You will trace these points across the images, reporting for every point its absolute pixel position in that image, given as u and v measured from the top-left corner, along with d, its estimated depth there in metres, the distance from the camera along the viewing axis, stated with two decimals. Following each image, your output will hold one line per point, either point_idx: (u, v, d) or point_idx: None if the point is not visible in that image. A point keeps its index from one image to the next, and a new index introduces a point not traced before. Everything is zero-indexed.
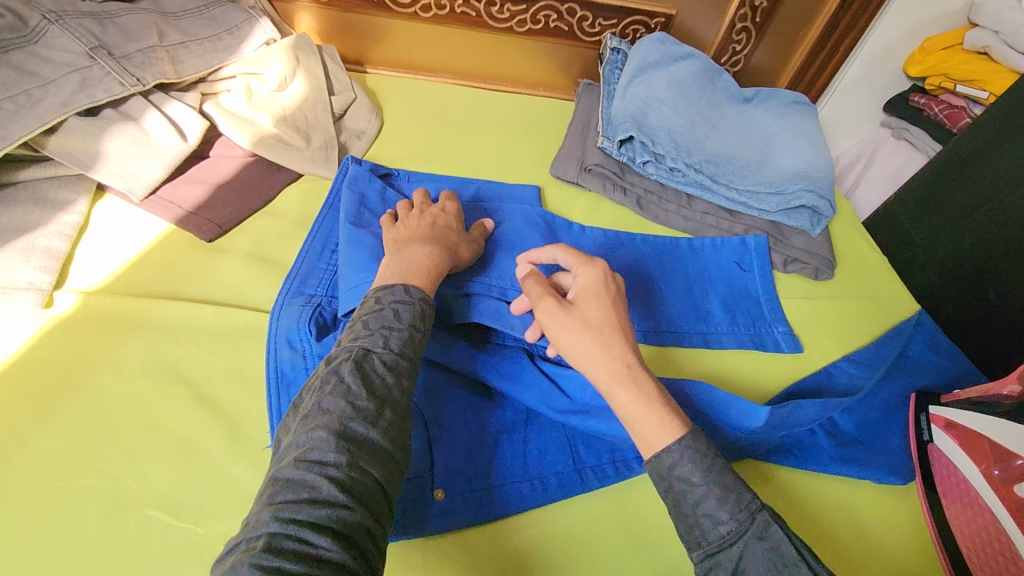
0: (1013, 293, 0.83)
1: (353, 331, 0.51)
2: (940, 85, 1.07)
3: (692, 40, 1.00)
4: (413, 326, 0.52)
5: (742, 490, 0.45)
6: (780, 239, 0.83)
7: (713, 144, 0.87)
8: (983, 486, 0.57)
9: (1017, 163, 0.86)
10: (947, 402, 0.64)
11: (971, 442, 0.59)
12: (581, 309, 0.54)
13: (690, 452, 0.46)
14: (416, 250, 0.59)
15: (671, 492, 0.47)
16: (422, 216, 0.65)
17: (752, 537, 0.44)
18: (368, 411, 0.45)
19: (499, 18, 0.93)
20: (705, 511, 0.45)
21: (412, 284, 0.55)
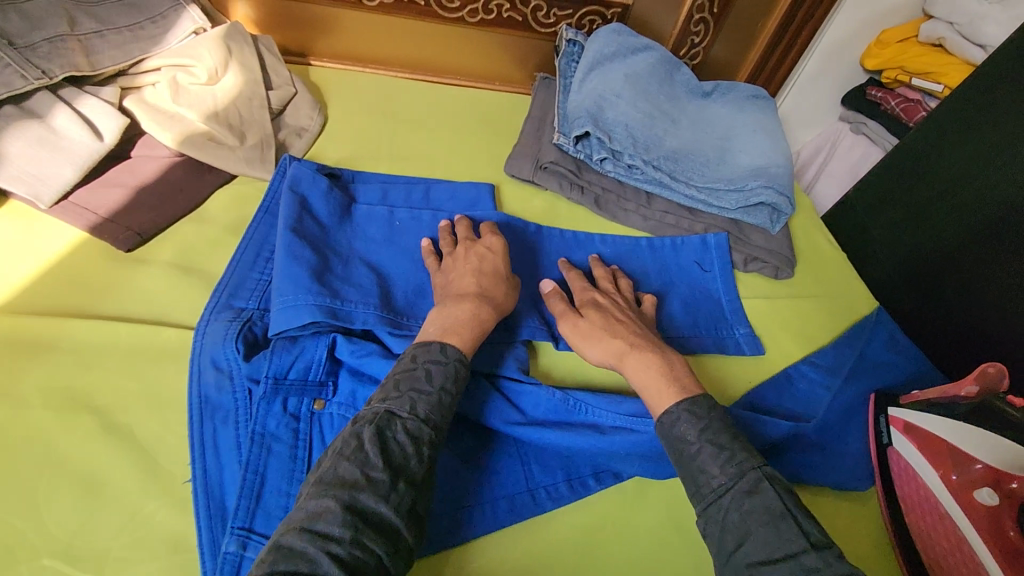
0: (970, 287, 0.84)
1: (385, 389, 0.50)
2: (896, 78, 1.07)
3: (650, 31, 0.97)
4: (444, 390, 0.51)
5: (738, 449, 0.50)
6: (740, 237, 0.81)
7: (672, 140, 0.84)
8: (942, 492, 0.56)
9: (972, 155, 0.86)
10: (907, 403, 0.63)
11: (931, 444, 0.59)
12: (593, 314, 0.63)
13: (688, 415, 0.53)
14: (462, 305, 0.57)
15: (674, 450, 0.52)
16: (467, 260, 0.63)
17: (740, 490, 0.48)
18: (382, 483, 0.45)
19: (449, 7, 0.88)
20: (701, 465, 0.50)
21: (450, 342, 0.54)
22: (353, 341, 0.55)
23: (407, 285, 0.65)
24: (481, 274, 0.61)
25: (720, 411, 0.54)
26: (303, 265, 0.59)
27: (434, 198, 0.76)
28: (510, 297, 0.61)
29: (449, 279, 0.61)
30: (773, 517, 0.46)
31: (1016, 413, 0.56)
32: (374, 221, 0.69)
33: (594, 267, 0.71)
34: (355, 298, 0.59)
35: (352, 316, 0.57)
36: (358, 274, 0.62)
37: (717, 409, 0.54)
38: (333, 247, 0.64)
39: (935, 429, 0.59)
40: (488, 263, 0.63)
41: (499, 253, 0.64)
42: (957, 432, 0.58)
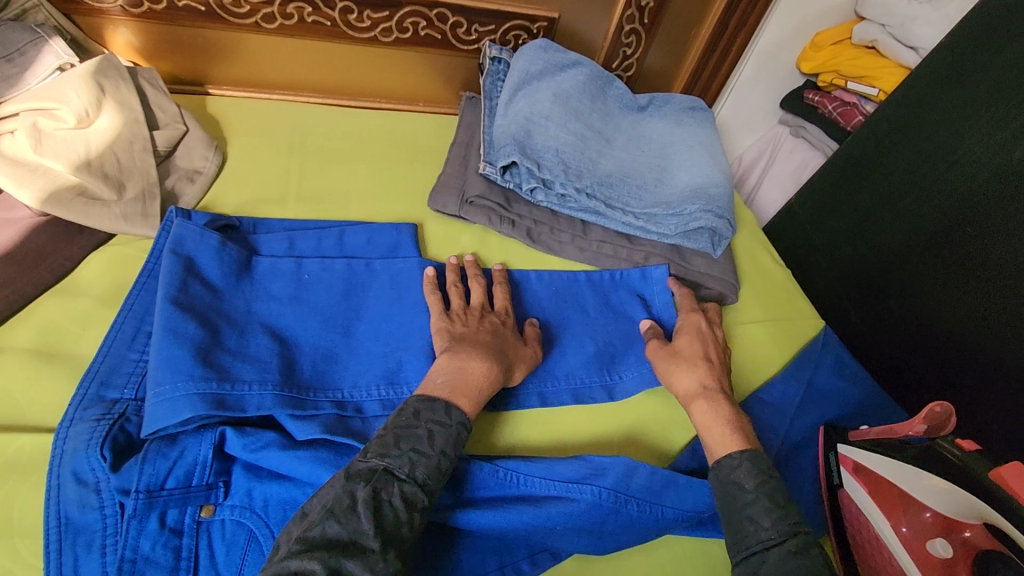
0: (913, 300, 0.82)
1: (384, 444, 0.48)
2: (832, 81, 1.05)
3: (580, 43, 0.92)
4: (444, 455, 0.48)
5: (792, 509, 0.50)
6: (680, 264, 0.78)
7: (607, 162, 0.79)
8: (898, 548, 0.53)
9: (911, 163, 0.84)
10: (854, 441, 0.60)
11: (880, 490, 0.56)
12: (687, 344, 0.64)
13: (749, 465, 0.53)
14: (476, 362, 0.55)
15: (726, 495, 0.52)
16: (482, 321, 0.61)
17: (788, 547, 0.47)
18: (371, 552, 0.42)
19: (360, 27, 0.81)
20: (750, 514, 0.50)
21: (456, 403, 0.52)
22: (245, 431, 0.48)
23: (316, 352, 0.58)
24: (502, 340, 0.60)
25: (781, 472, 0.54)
26: (186, 344, 0.51)
27: (350, 244, 0.69)
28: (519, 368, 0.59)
29: (465, 331, 0.59)
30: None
31: (959, 454, 0.53)
32: (280, 278, 0.62)
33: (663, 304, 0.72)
34: (250, 377, 0.52)
35: (244, 402, 0.50)
36: (255, 345, 0.55)
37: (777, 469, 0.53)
38: (226, 315, 0.56)
39: (883, 470, 0.57)
40: (510, 338, 0.61)
41: (513, 330, 0.62)
42: (904, 474, 0.55)
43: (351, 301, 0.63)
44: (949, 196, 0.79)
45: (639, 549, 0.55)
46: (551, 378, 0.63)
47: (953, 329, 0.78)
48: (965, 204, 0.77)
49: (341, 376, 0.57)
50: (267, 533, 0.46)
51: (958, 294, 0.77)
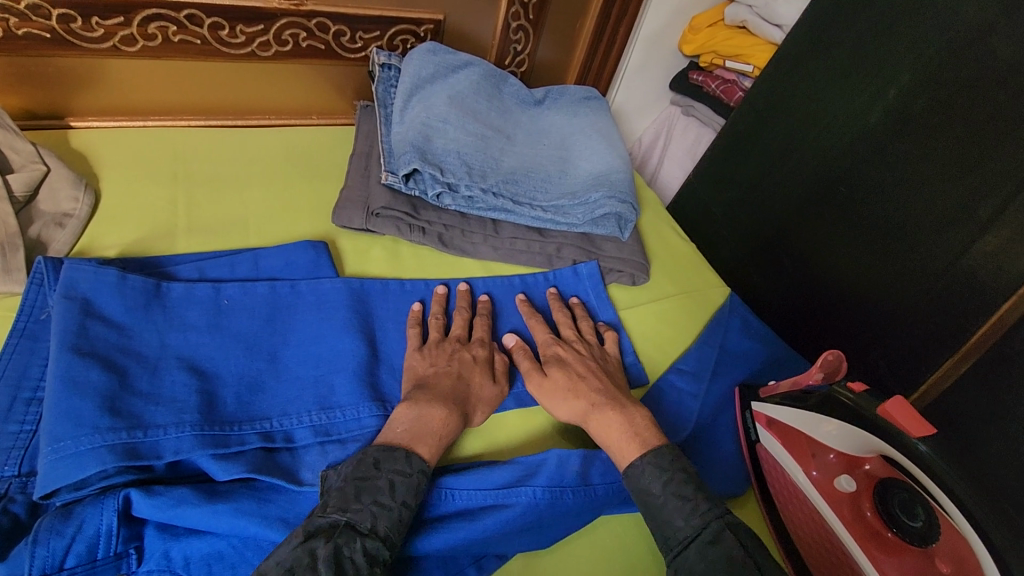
0: (804, 258, 0.90)
1: (344, 498, 0.46)
2: (712, 62, 1.11)
3: (470, 43, 0.91)
4: (406, 505, 0.47)
5: (700, 497, 0.51)
6: (592, 250, 0.80)
7: (510, 159, 0.80)
8: (809, 488, 0.58)
9: (787, 133, 0.91)
10: (766, 397, 0.65)
11: (791, 440, 0.62)
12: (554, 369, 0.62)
13: (652, 467, 0.52)
14: (436, 409, 0.54)
15: (641, 501, 0.52)
16: (453, 356, 0.61)
17: (703, 540, 0.48)
18: None
19: (234, 43, 0.76)
20: (666, 518, 0.50)
21: (416, 451, 0.50)
22: (154, 490, 0.45)
23: (239, 382, 0.54)
24: (464, 385, 0.58)
25: (684, 459, 0.54)
26: (87, 398, 0.47)
27: (264, 268, 0.65)
28: (481, 406, 0.58)
29: (431, 374, 0.58)
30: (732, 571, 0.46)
31: (852, 396, 0.57)
32: (195, 307, 0.58)
33: (557, 311, 0.72)
34: (165, 420, 0.48)
35: (158, 447, 0.47)
36: (171, 382, 0.52)
37: (679, 457, 0.54)
38: (134, 355, 0.52)
39: (792, 422, 0.62)
40: (477, 377, 0.60)
41: (486, 364, 0.62)
42: (812, 423, 0.60)
43: (270, 327, 0.60)
44: (824, 160, 0.86)
45: (581, 536, 0.56)
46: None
47: (838, 280, 0.85)
48: (837, 166, 0.84)
49: (270, 405, 0.53)
50: None
51: (839, 248, 0.84)
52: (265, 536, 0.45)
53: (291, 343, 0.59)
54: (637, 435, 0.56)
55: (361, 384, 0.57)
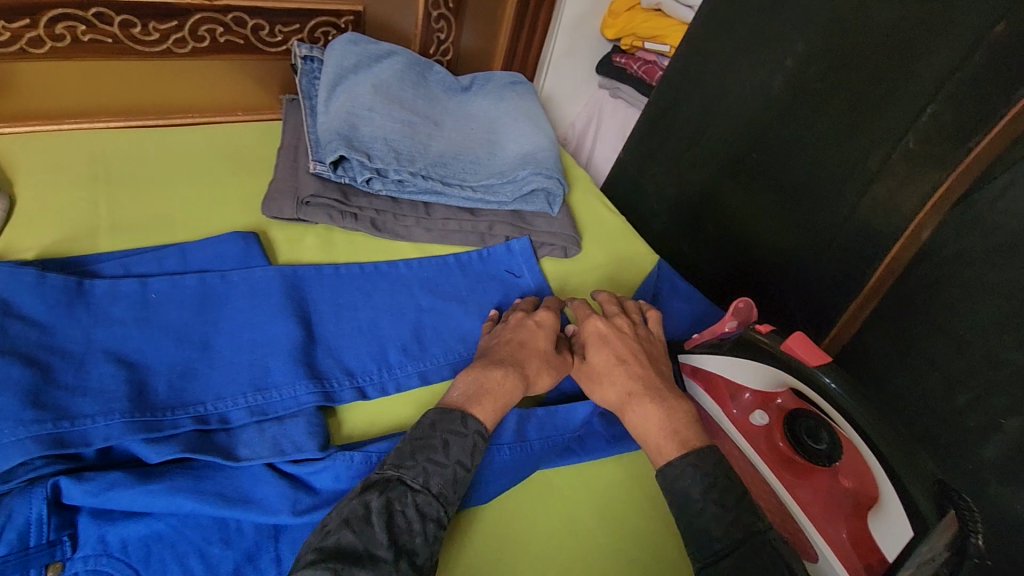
0: (725, 224, 0.95)
1: (400, 456, 0.50)
2: (632, 44, 1.16)
3: (393, 33, 0.93)
4: (460, 464, 0.50)
5: (744, 511, 0.49)
6: (523, 226, 0.83)
7: (438, 144, 0.82)
8: (732, 427, 0.63)
9: (702, 107, 0.96)
10: (691, 348, 0.69)
11: (712, 385, 0.66)
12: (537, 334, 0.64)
13: (693, 470, 0.51)
14: (494, 374, 0.57)
15: (674, 503, 0.51)
16: (513, 325, 0.65)
17: (745, 556, 0.47)
18: (384, 562, 0.44)
19: (149, 40, 0.76)
20: (703, 525, 0.49)
21: (472, 412, 0.54)
22: (85, 476, 0.45)
23: (171, 371, 0.55)
24: (526, 350, 0.61)
25: (727, 464, 0.52)
26: (9, 394, 0.47)
27: (193, 260, 0.65)
28: (542, 375, 0.61)
29: (494, 343, 0.63)
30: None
31: (762, 337, 0.61)
32: (121, 302, 0.58)
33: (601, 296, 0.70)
34: (93, 410, 0.49)
35: (87, 435, 0.47)
36: (99, 375, 0.52)
37: (723, 463, 0.52)
38: (58, 351, 0.52)
39: (714, 368, 0.65)
40: (539, 342, 0.63)
41: (550, 329, 0.65)
42: (733, 368, 0.64)
43: (201, 316, 0.60)
44: (736, 130, 0.91)
45: (519, 492, 0.58)
46: (428, 357, 0.66)
47: (756, 240, 0.91)
48: (747, 135, 0.89)
49: (203, 390, 0.54)
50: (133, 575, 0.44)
51: (755, 211, 0.90)
52: (201, 509, 0.46)
53: (224, 331, 0.60)
54: (677, 436, 0.54)
55: (296, 364, 0.58)
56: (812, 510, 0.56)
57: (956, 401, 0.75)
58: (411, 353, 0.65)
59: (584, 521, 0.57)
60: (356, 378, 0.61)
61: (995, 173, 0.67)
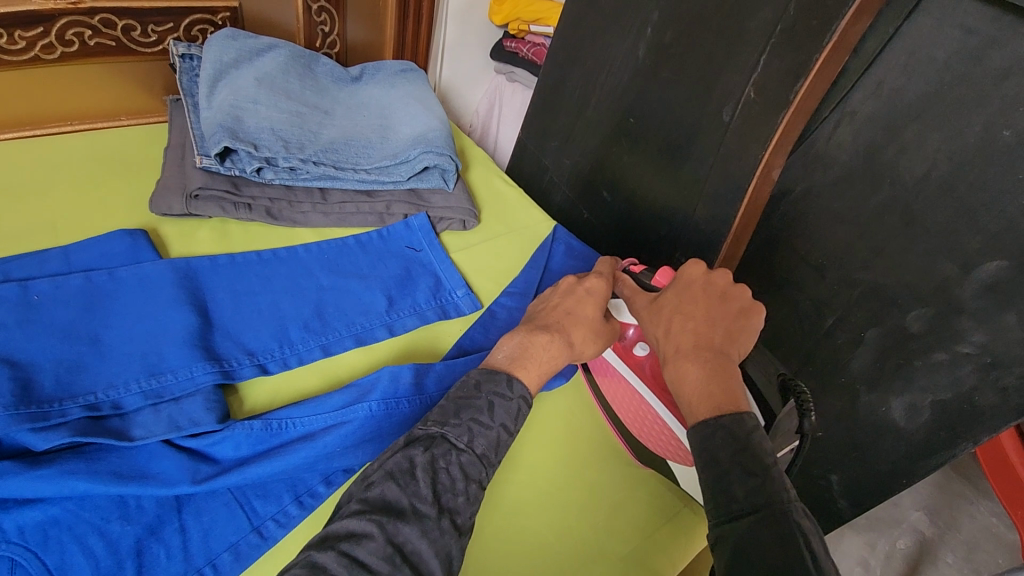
0: (617, 188, 1.02)
1: (444, 414, 0.53)
2: (519, 28, 1.21)
3: (274, 28, 0.95)
4: (502, 426, 0.53)
5: (770, 477, 0.45)
6: (420, 204, 0.86)
7: (329, 131, 0.84)
8: (613, 357, 0.67)
9: (584, 81, 1.03)
10: None
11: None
12: (572, 300, 0.66)
13: (726, 431, 0.48)
14: (535, 343, 0.61)
15: (703, 462, 0.48)
16: (564, 292, 0.68)
17: (761, 519, 0.43)
18: (428, 516, 0.46)
19: (15, 50, 0.74)
20: (725, 485, 0.46)
21: (516, 376, 0.58)
22: None
23: (58, 366, 0.55)
24: (573, 318, 0.65)
25: (763, 434, 0.48)
26: None
27: (77, 260, 0.65)
28: (587, 346, 0.64)
29: (543, 309, 0.67)
30: (780, 564, 0.40)
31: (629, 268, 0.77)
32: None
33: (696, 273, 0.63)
34: None
35: None
36: None
37: (756, 429, 0.48)
38: None
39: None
40: (586, 309, 0.66)
41: (599, 296, 0.67)
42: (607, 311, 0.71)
43: (89, 312, 0.60)
44: (616, 98, 0.99)
45: None
46: (330, 331, 0.68)
47: (643, 198, 0.98)
48: (625, 101, 0.97)
49: (93, 380, 0.54)
50: (32, 558, 0.45)
51: (641, 171, 0.97)
52: (96, 489, 0.47)
53: (112, 324, 0.60)
54: (710, 398, 0.51)
55: (192, 348, 0.59)
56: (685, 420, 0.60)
57: (825, 323, 0.84)
58: (315, 329, 0.67)
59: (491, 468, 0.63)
60: (257, 356, 0.63)
61: (826, 112, 0.76)
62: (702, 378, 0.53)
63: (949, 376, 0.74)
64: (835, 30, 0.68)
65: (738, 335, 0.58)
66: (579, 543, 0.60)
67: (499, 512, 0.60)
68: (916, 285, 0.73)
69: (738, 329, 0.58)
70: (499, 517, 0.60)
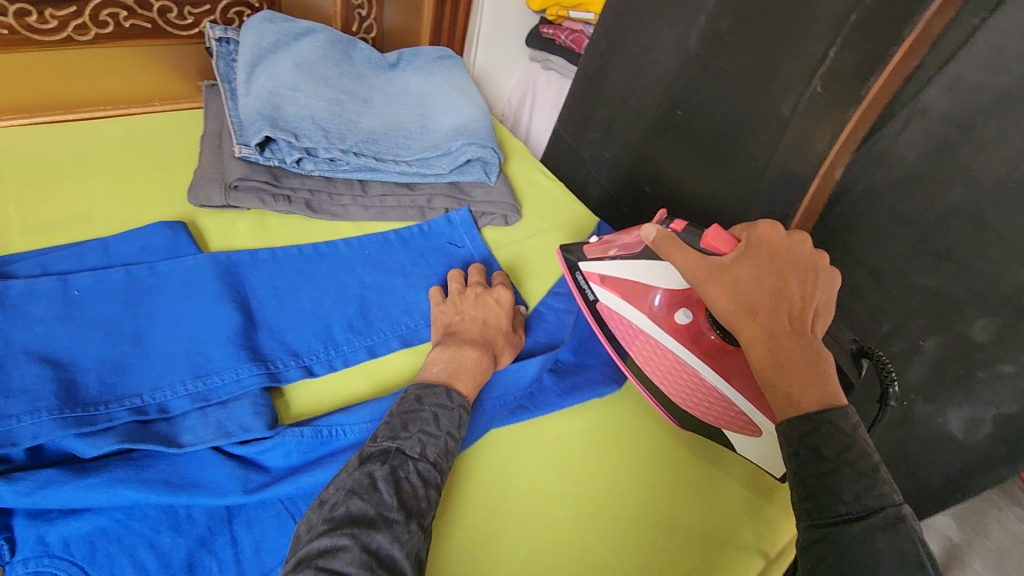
0: (660, 183, 0.98)
1: (393, 429, 0.50)
2: (557, 14, 1.15)
3: (310, 12, 0.92)
4: (450, 434, 0.52)
5: (880, 478, 0.41)
6: (461, 198, 0.83)
7: (369, 120, 0.81)
8: (654, 327, 0.66)
9: (628, 70, 0.99)
10: (592, 257, 0.72)
11: (625, 288, 0.68)
12: (485, 309, 0.66)
13: (831, 427, 0.44)
14: (468, 352, 0.60)
15: (800, 458, 0.44)
16: (475, 297, 0.67)
17: (877, 525, 0.39)
18: (398, 523, 0.44)
19: (47, 29, 0.71)
20: (830, 485, 0.42)
21: (455, 388, 0.56)
22: (14, 476, 0.43)
23: (101, 366, 0.52)
24: (491, 329, 0.65)
25: (867, 436, 0.44)
26: None
27: (117, 253, 0.63)
28: (507, 354, 0.64)
29: (459, 320, 0.65)
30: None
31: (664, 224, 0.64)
32: (41, 300, 0.55)
33: (772, 236, 0.51)
34: (18, 410, 0.47)
35: (12, 435, 0.45)
36: (22, 375, 0.49)
37: (863, 428, 0.44)
38: None
39: (624, 273, 0.68)
40: (499, 319, 0.66)
41: (508, 307, 0.67)
42: (638, 267, 0.67)
43: (130, 309, 0.58)
44: (662, 90, 0.94)
45: (477, 456, 0.60)
46: (375, 330, 0.65)
47: (687, 195, 0.94)
48: (671, 94, 0.93)
49: (138, 382, 0.52)
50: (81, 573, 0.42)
51: (686, 166, 0.94)
52: (146, 498, 0.45)
53: (154, 322, 0.57)
54: (811, 386, 0.45)
55: (237, 348, 0.57)
56: (735, 380, 0.62)
57: (879, 329, 0.80)
58: (360, 330, 0.65)
59: (547, 478, 0.60)
60: (303, 358, 0.60)
61: (895, 110, 0.70)
62: (804, 367, 0.46)
63: (1014, 389, 0.70)
64: (916, 23, 0.65)
65: (818, 309, 0.50)
66: (641, 554, 0.56)
67: (558, 524, 0.57)
68: (983, 295, 0.69)
69: (823, 303, 0.50)
70: (558, 529, 0.57)
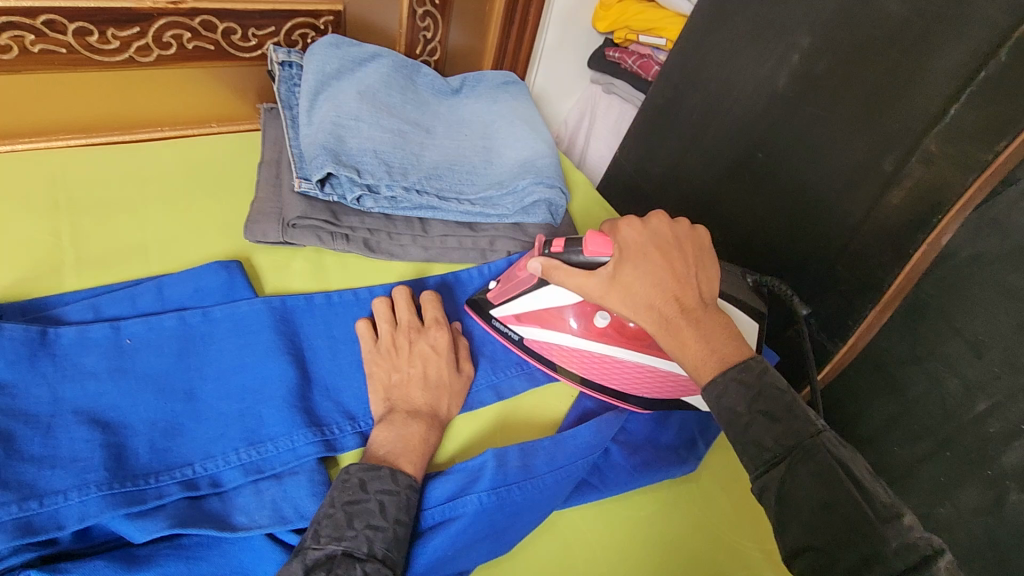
0: (731, 225, 0.92)
1: (337, 527, 0.44)
2: (625, 37, 1.10)
3: (376, 33, 0.87)
4: (400, 522, 0.46)
5: (791, 416, 0.45)
6: (524, 240, 0.79)
7: (432, 153, 0.76)
8: (588, 340, 0.64)
9: (704, 104, 0.92)
10: (500, 301, 0.66)
11: (541, 317, 0.65)
12: (420, 361, 0.58)
13: (736, 383, 0.47)
14: (414, 428, 0.53)
15: (722, 421, 0.47)
16: (410, 349, 0.59)
17: (797, 461, 0.43)
18: None
19: (108, 50, 0.69)
20: (752, 437, 0.45)
21: (399, 467, 0.50)
22: (60, 566, 0.41)
23: (153, 430, 0.49)
24: (432, 388, 0.57)
25: (775, 373, 0.48)
26: None
27: (171, 297, 0.59)
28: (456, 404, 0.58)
29: (394, 379, 0.57)
30: (825, 500, 0.41)
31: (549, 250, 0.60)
32: (92, 351, 0.52)
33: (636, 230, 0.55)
34: (65, 484, 0.44)
35: (59, 517, 0.43)
36: (71, 442, 0.47)
37: (769, 367, 0.48)
38: (23, 416, 0.47)
39: (528, 306, 0.65)
40: (433, 368, 0.58)
41: (445, 351, 0.60)
42: (540, 297, 0.64)
43: (182, 362, 0.54)
44: (741, 128, 0.88)
45: (544, 538, 0.56)
46: None
47: (762, 241, 0.88)
48: (751, 133, 0.87)
49: (190, 449, 0.49)
50: None
51: (763, 211, 0.87)
52: None
53: (205, 377, 0.54)
54: (715, 355, 0.49)
55: (293, 411, 0.53)
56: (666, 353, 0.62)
57: (976, 408, 0.69)
58: None
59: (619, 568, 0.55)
60: (357, 423, 0.55)
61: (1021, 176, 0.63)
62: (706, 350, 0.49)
63: None
64: None
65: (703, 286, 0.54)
66: None
67: None
68: None
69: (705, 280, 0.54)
70: None
